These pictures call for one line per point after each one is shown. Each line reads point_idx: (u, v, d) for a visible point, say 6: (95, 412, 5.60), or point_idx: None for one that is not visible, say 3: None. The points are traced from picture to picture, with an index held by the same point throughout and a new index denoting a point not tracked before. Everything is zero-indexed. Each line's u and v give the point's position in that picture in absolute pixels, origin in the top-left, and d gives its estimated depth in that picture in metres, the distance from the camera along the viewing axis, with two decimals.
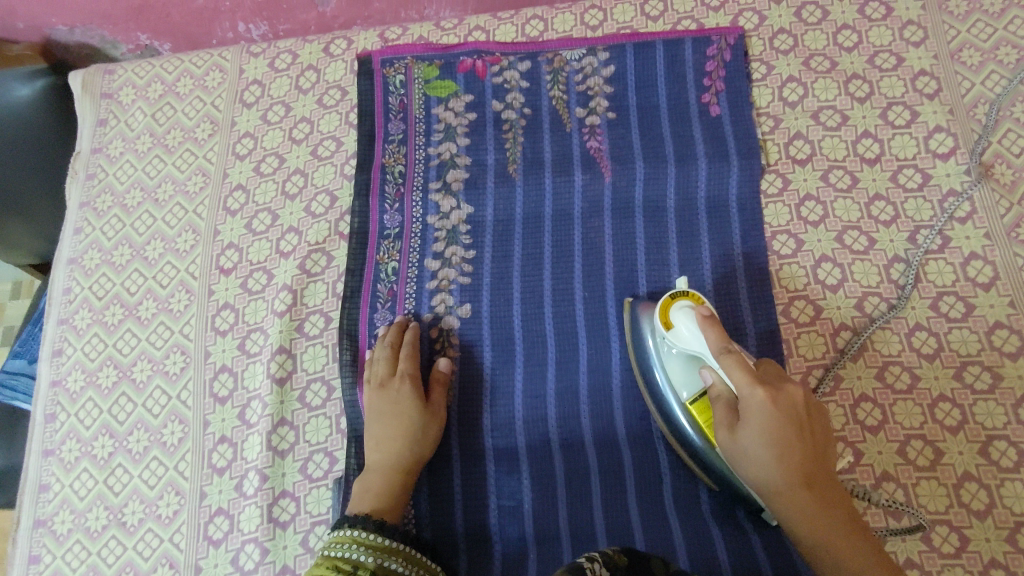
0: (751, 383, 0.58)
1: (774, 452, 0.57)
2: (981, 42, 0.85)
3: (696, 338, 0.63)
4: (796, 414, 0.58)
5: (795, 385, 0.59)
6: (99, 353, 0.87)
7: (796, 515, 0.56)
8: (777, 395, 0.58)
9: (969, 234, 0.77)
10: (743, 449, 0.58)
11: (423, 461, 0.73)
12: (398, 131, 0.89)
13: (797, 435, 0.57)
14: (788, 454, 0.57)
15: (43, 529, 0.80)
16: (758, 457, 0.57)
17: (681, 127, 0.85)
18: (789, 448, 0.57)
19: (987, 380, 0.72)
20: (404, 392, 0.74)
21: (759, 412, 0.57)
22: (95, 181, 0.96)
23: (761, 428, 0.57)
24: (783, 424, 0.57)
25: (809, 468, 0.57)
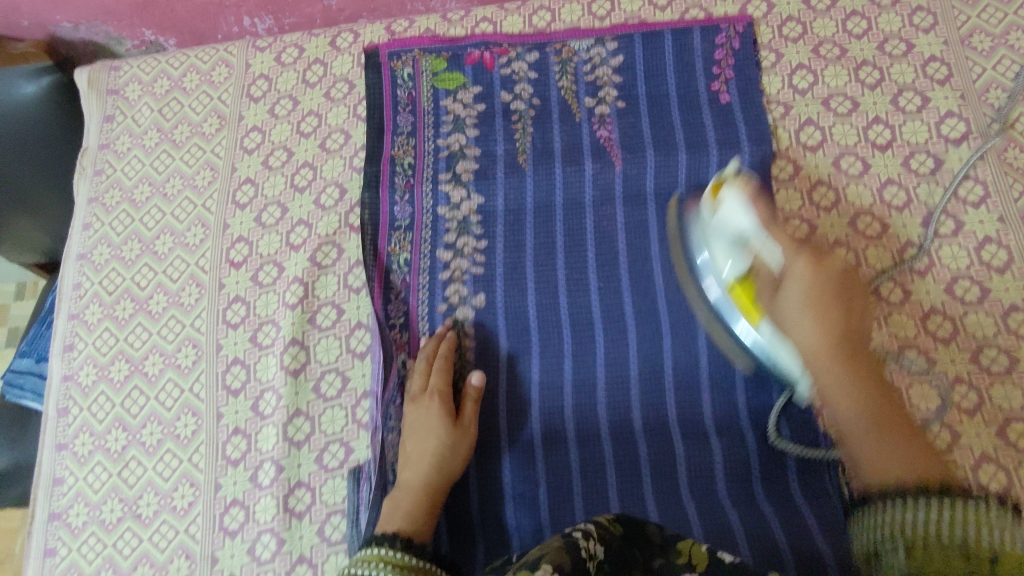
0: (799, 252, 0.63)
1: (814, 315, 0.61)
2: (990, 27, 0.84)
3: (742, 215, 0.67)
4: (840, 284, 0.63)
5: (838, 260, 0.64)
6: (111, 347, 0.87)
7: (829, 376, 0.60)
8: (827, 266, 0.63)
9: (983, 219, 0.77)
10: (787, 312, 0.63)
11: (452, 478, 0.71)
12: (407, 123, 0.89)
13: (839, 303, 0.62)
14: (829, 322, 0.61)
15: (58, 522, 0.80)
16: (801, 321, 0.62)
17: (691, 116, 0.84)
18: (827, 319, 0.61)
19: (1004, 363, 0.72)
20: (434, 407, 0.73)
21: (803, 276, 0.62)
22: (103, 176, 0.96)
23: (806, 290, 0.62)
24: (826, 291, 0.62)
25: (846, 333, 0.61)
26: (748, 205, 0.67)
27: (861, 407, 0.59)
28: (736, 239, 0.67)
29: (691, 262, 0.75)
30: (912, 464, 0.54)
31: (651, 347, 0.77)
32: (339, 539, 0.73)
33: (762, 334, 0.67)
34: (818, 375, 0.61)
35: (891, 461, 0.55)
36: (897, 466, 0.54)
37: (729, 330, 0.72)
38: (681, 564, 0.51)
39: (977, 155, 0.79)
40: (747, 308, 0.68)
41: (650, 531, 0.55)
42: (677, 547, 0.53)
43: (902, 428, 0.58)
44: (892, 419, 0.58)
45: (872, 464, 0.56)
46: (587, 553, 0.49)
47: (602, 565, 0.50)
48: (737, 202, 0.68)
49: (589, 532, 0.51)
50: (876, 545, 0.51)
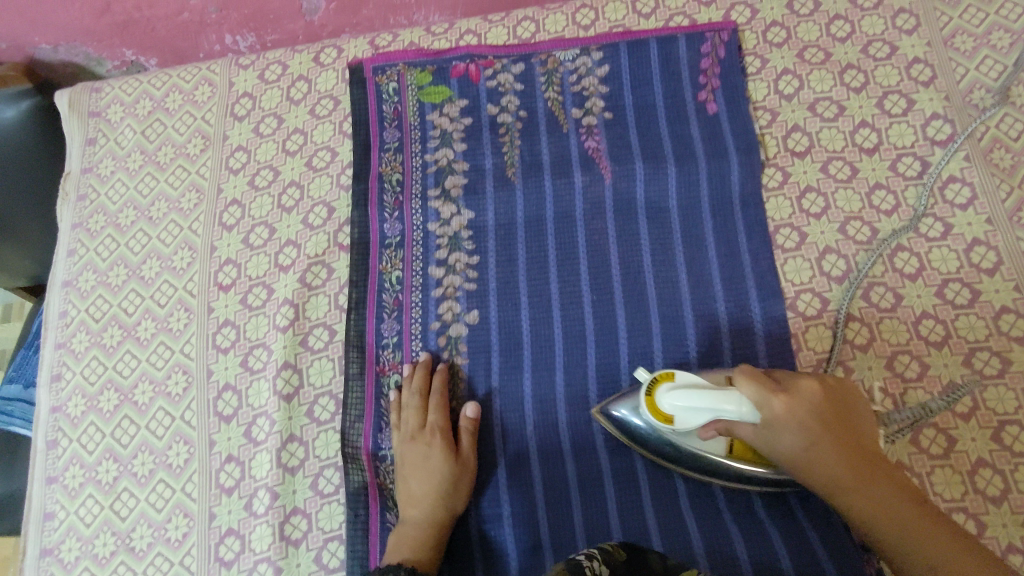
0: (767, 394, 0.58)
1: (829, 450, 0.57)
2: (973, 27, 0.85)
3: (699, 412, 0.61)
4: (823, 410, 0.59)
5: (807, 380, 0.60)
6: (99, 376, 0.86)
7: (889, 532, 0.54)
8: (796, 397, 0.58)
9: (970, 221, 0.77)
10: (797, 457, 0.58)
11: (455, 514, 0.71)
12: (394, 139, 0.88)
13: (830, 427, 0.58)
14: (840, 442, 0.58)
15: (50, 558, 0.79)
16: (807, 456, 0.58)
17: (679, 127, 0.84)
18: (825, 439, 0.58)
19: (996, 365, 0.72)
20: (436, 446, 0.73)
21: (787, 419, 0.58)
22: (87, 202, 0.95)
23: (802, 430, 0.58)
24: (814, 417, 0.58)
25: (852, 457, 0.57)
26: (697, 383, 0.62)
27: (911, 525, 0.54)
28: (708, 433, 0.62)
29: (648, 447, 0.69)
30: (962, 560, 0.51)
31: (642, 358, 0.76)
32: (337, 566, 0.73)
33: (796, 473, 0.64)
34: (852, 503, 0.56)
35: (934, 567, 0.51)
36: (938, 545, 0.52)
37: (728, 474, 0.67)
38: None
39: (976, 122, 0.80)
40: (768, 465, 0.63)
41: (649, 557, 0.54)
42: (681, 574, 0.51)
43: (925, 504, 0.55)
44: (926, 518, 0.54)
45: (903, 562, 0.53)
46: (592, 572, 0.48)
47: None
48: (682, 390, 0.62)
49: (593, 555, 0.50)
50: None
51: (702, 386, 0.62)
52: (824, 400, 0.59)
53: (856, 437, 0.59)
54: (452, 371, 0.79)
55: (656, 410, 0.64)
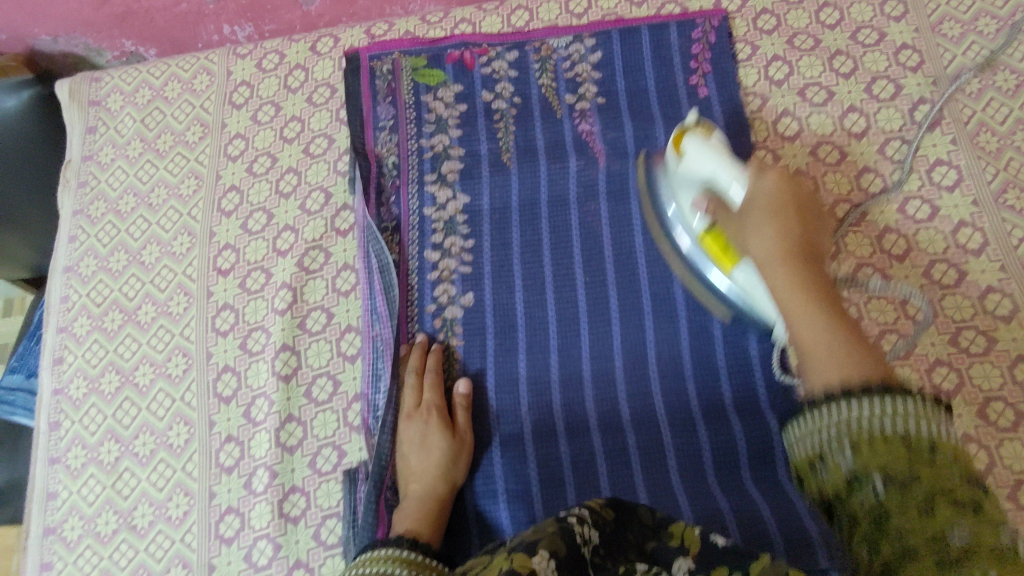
0: (762, 173, 0.63)
1: (778, 232, 0.59)
2: (960, 14, 0.86)
3: (707, 161, 0.69)
4: (802, 202, 0.61)
5: (804, 184, 0.64)
6: (100, 359, 0.87)
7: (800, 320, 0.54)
8: (786, 182, 0.62)
9: (957, 203, 0.79)
10: (751, 230, 0.61)
11: (456, 488, 0.72)
12: (389, 116, 0.90)
13: (802, 219, 0.60)
14: (791, 235, 0.58)
15: (53, 536, 0.80)
16: (763, 234, 0.59)
17: (671, 112, 0.86)
18: (787, 229, 0.59)
19: (982, 343, 0.73)
20: (433, 423, 0.74)
21: (767, 194, 0.61)
22: (87, 189, 0.96)
23: (769, 204, 0.61)
24: (789, 204, 0.61)
25: (804, 256, 0.58)
26: (722, 149, 0.69)
27: (823, 320, 0.53)
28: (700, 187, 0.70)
29: (657, 220, 0.78)
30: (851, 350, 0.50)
31: (634, 338, 0.78)
32: (335, 542, 0.74)
33: (738, 278, 0.68)
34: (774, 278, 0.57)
35: (838, 360, 0.49)
36: (845, 350, 0.50)
37: (705, 280, 0.74)
38: (674, 546, 0.50)
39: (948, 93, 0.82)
40: (720, 258, 0.69)
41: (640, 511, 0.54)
42: (670, 530, 0.52)
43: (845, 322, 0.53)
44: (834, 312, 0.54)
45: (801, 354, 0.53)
46: (582, 539, 0.48)
47: (598, 549, 0.49)
48: (708, 146, 0.70)
49: (584, 517, 0.50)
50: (817, 450, 0.44)
51: (722, 151, 0.70)
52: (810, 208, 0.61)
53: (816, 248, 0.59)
54: (446, 352, 0.80)
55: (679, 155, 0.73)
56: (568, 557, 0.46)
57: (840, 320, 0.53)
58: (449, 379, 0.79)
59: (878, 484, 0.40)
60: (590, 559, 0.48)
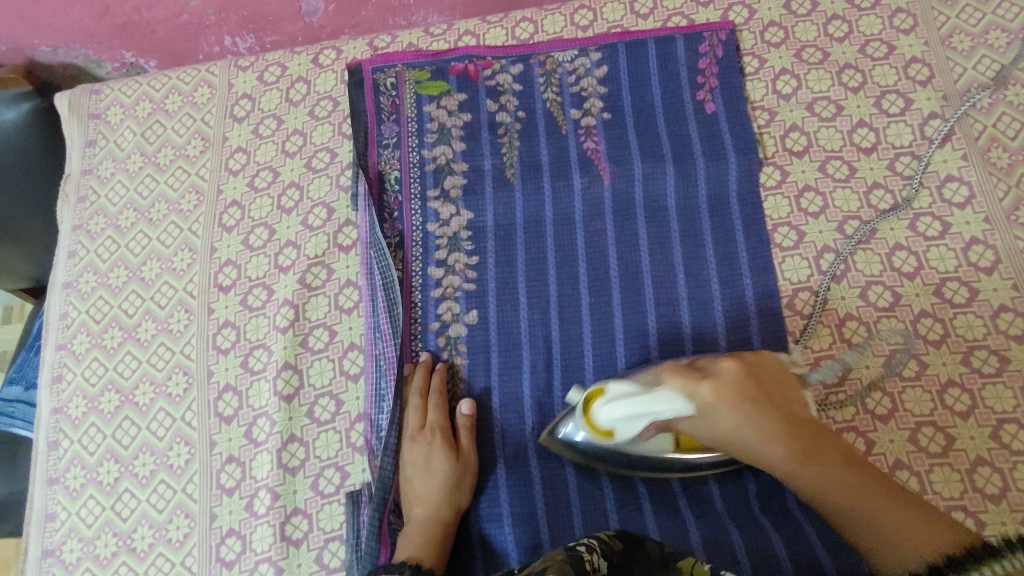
0: (696, 386, 0.57)
1: (762, 435, 0.57)
2: (970, 27, 0.85)
3: (635, 420, 0.59)
4: (747, 382, 0.58)
5: (730, 363, 0.59)
6: (100, 377, 0.86)
7: (850, 508, 0.56)
8: (720, 379, 0.58)
9: (969, 220, 0.77)
10: (734, 437, 0.58)
11: (461, 511, 0.71)
12: (392, 134, 0.88)
13: (765, 399, 0.58)
14: (772, 423, 0.57)
15: (52, 559, 0.79)
16: (747, 438, 0.58)
17: (677, 126, 0.85)
18: (765, 419, 0.57)
19: (995, 364, 0.72)
20: (437, 445, 0.73)
21: (727, 414, 0.57)
22: (87, 203, 0.95)
23: (733, 412, 0.57)
24: (745, 398, 0.57)
25: (794, 432, 0.57)
26: (628, 393, 0.60)
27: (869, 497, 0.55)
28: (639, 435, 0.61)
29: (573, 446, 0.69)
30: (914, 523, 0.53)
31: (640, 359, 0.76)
32: (338, 565, 0.73)
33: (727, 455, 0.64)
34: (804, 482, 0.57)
35: (919, 538, 0.52)
36: (915, 527, 0.53)
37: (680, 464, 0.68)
38: None
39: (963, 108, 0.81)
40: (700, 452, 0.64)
41: (647, 544, 0.55)
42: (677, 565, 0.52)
43: (880, 484, 0.56)
44: (867, 474, 0.56)
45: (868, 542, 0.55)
46: (591, 567, 0.49)
47: None
48: (615, 402, 0.60)
49: (592, 548, 0.51)
50: None
51: (630, 390, 0.61)
52: (755, 377, 0.59)
53: (795, 409, 0.59)
54: (450, 372, 0.79)
55: (592, 423, 0.63)
56: None
57: (882, 482, 0.56)
58: (453, 400, 0.78)
59: None
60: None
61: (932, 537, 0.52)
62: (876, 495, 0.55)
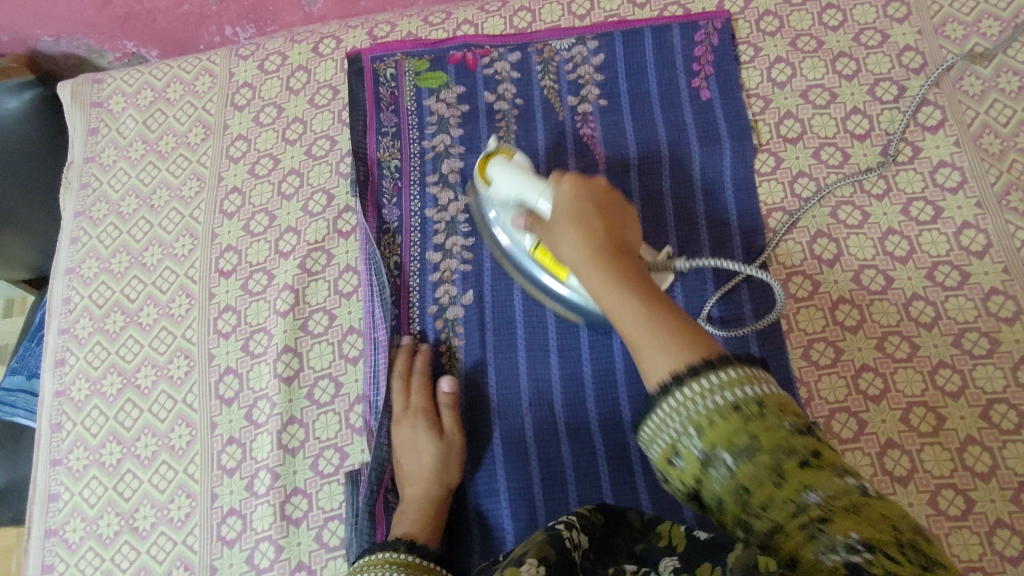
0: (560, 182, 0.64)
1: (579, 233, 0.58)
2: (963, 15, 0.86)
3: (508, 186, 0.71)
4: (601, 199, 0.62)
5: (599, 185, 0.64)
6: (102, 361, 0.87)
7: (621, 305, 0.51)
8: (581, 185, 0.63)
9: (961, 204, 0.78)
10: (559, 237, 0.60)
11: (452, 488, 0.73)
12: (391, 123, 0.89)
13: (600, 219, 0.60)
14: (592, 233, 0.58)
15: (55, 539, 0.80)
16: (567, 239, 0.59)
17: (673, 114, 0.86)
18: (589, 229, 0.58)
19: (985, 345, 0.73)
20: (421, 427, 0.75)
21: (568, 196, 0.62)
22: (89, 190, 0.96)
23: (565, 208, 0.62)
24: (584, 205, 0.61)
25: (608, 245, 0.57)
26: (520, 170, 0.71)
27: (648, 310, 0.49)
28: (513, 207, 0.71)
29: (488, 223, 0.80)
30: (665, 326, 0.47)
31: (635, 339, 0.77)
32: (337, 544, 0.74)
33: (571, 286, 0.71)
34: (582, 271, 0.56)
35: (662, 340, 0.46)
36: (665, 335, 0.46)
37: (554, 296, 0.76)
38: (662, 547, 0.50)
39: (942, 69, 0.83)
40: (554, 269, 0.72)
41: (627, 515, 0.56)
42: (658, 532, 0.52)
43: (660, 305, 0.50)
44: (661, 299, 0.51)
45: (638, 341, 0.48)
46: (572, 542, 0.49)
47: (588, 555, 0.51)
48: (505, 167, 0.72)
49: (572, 523, 0.51)
50: (673, 443, 0.43)
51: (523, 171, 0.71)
52: (607, 203, 0.62)
53: (625, 245, 0.58)
54: (448, 351, 0.80)
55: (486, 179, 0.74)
56: (559, 559, 0.47)
57: (661, 305, 0.50)
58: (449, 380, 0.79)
59: (727, 458, 0.40)
60: (580, 562, 0.49)
61: (689, 345, 0.45)
62: (643, 302, 0.50)
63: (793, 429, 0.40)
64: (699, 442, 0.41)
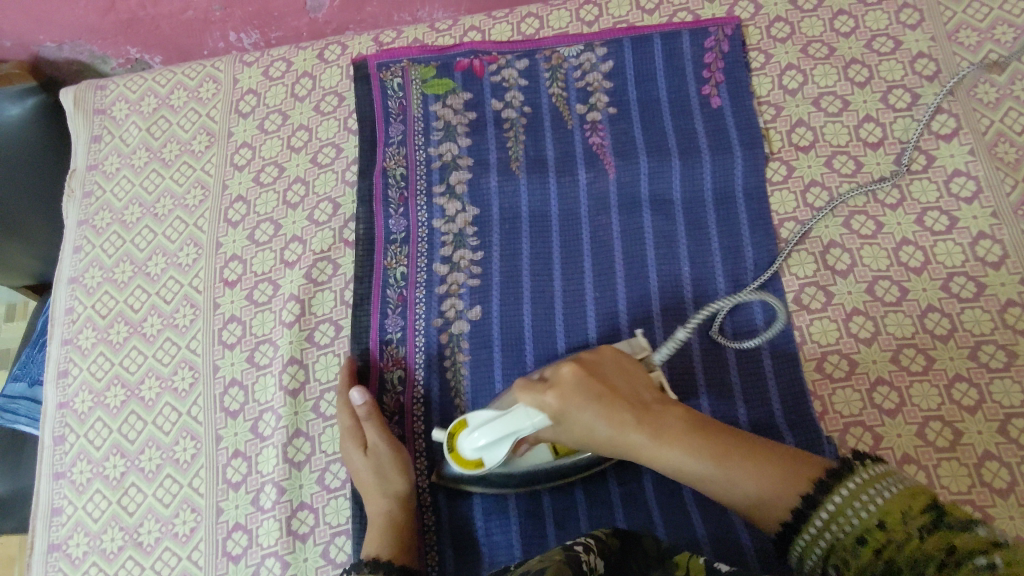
0: (542, 395, 0.61)
1: (613, 427, 0.59)
2: (977, 22, 0.85)
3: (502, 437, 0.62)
4: (589, 382, 0.61)
5: (566, 365, 0.62)
6: (106, 372, 0.86)
7: (738, 488, 0.56)
8: (562, 386, 0.61)
9: (976, 214, 0.77)
10: (596, 439, 0.61)
11: (403, 494, 0.71)
12: (398, 133, 0.88)
13: (612, 400, 0.60)
14: (621, 418, 0.59)
15: (58, 553, 0.79)
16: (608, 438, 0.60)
17: (683, 122, 0.84)
18: (618, 418, 0.59)
19: (1002, 359, 0.72)
20: (352, 449, 0.73)
21: (568, 405, 0.60)
22: (92, 198, 0.95)
23: (579, 409, 0.60)
24: (586, 393, 0.60)
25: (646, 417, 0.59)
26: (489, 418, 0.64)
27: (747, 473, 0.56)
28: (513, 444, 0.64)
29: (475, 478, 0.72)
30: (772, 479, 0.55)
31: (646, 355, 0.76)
32: (344, 560, 0.73)
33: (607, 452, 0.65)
34: (663, 459, 0.58)
35: (761, 488, 0.55)
36: (767, 478, 0.56)
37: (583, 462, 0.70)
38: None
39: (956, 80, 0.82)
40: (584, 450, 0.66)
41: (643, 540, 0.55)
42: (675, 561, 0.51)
43: (750, 457, 0.56)
44: (735, 452, 0.57)
45: (763, 506, 0.56)
46: (589, 566, 0.49)
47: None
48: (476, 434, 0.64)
49: (590, 547, 0.51)
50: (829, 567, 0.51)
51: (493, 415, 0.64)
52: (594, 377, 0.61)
53: (643, 400, 0.61)
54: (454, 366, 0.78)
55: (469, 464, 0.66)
56: None
57: (753, 459, 0.56)
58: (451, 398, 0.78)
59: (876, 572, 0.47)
60: None
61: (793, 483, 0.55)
62: (739, 470, 0.56)
63: (917, 527, 0.46)
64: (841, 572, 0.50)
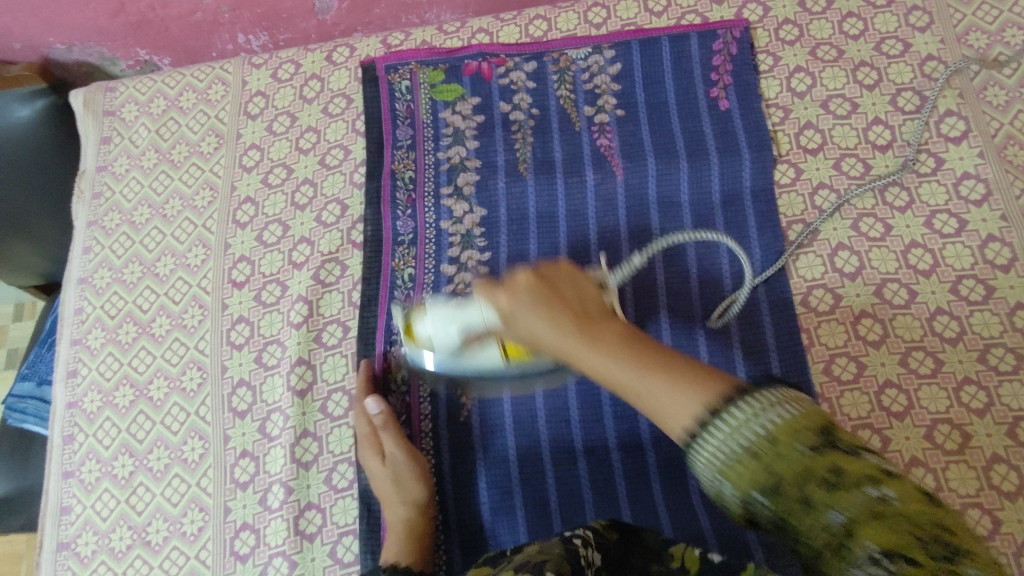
0: (495, 292, 0.55)
1: (547, 322, 0.51)
2: (986, 24, 0.84)
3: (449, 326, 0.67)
4: (540, 285, 0.53)
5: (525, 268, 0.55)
6: (115, 372, 0.86)
7: (649, 395, 0.45)
8: (515, 291, 0.53)
9: (986, 217, 0.77)
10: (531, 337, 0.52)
11: (420, 501, 0.72)
12: (407, 137, 0.88)
13: (555, 298, 0.52)
14: (557, 315, 0.51)
15: (66, 552, 0.80)
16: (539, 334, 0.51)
17: (691, 124, 0.84)
18: (551, 312, 0.51)
19: (1011, 362, 0.72)
20: (369, 455, 0.73)
21: (517, 304, 0.53)
22: (101, 200, 0.96)
23: (523, 304, 0.52)
24: (529, 291, 0.53)
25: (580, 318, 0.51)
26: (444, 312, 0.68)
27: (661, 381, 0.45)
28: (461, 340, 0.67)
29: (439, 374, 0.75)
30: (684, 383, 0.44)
31: None
32: (352, 560, 0.74)
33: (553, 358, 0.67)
34: (583, 362, 0.49)
35: (668, 400, 0.44)
36: (682, 387, 0.44)
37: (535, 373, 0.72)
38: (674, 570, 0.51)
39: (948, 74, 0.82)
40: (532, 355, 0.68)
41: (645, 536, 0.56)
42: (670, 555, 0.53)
43: (672, 366, 0.45)
44: (659, 358, 0.46)
45: (668, 419, 0.45)
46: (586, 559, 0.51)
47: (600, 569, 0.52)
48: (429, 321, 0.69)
49: (587, 539, 0.53)
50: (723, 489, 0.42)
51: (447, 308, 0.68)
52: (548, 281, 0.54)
53: (593, 310, 0.52)
54: None
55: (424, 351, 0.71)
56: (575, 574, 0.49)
57: (672, 366, 0.45)
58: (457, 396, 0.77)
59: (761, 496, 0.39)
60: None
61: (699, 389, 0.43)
62: (649, 375, 0.45)
63: (810, 451, 0.39)
64: (733, 488, 0.41)
